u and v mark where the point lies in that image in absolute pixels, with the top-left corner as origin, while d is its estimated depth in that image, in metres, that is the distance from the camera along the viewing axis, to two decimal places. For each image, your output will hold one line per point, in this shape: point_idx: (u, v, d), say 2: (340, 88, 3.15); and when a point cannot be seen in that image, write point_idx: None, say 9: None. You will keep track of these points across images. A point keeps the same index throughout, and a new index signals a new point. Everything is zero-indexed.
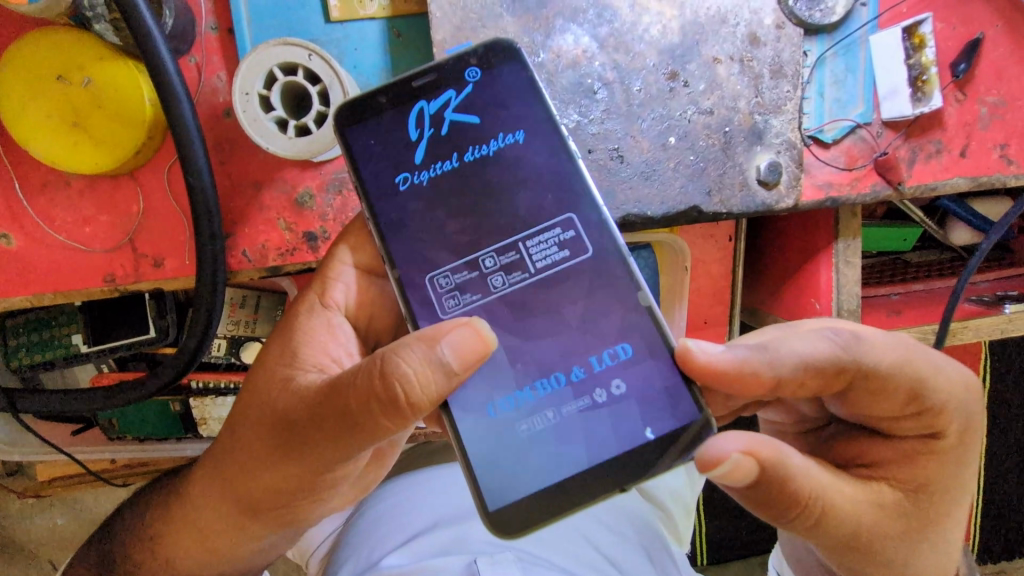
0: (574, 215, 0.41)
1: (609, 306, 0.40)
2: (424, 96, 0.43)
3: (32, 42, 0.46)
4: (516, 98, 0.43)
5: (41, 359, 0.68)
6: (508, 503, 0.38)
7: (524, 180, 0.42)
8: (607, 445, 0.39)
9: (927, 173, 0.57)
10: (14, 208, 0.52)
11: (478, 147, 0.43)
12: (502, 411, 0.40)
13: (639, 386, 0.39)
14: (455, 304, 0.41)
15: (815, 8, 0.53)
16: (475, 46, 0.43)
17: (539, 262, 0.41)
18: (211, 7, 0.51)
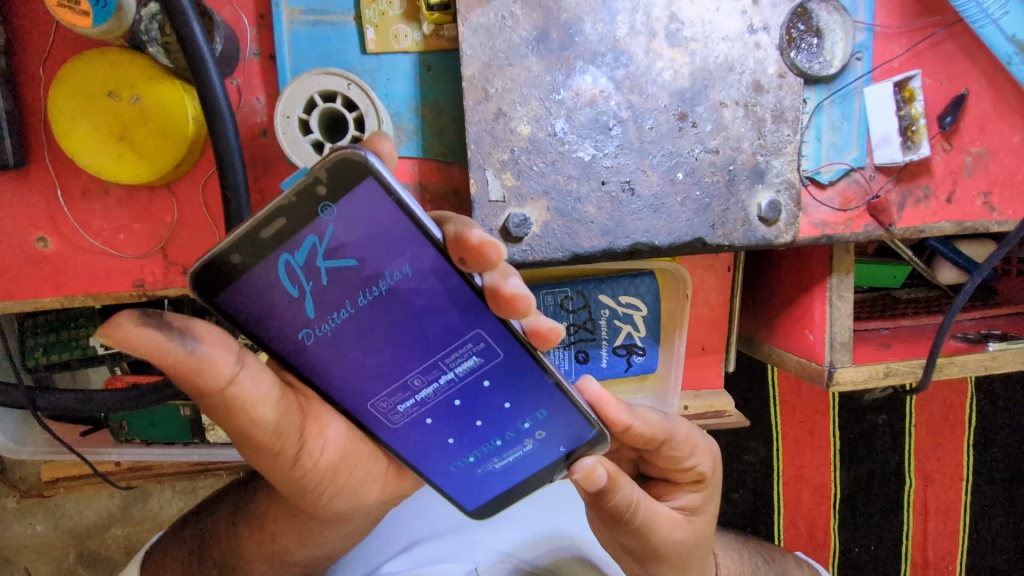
0: (482, 331, 0.40)
1: (535, 396, 0.43)
2: (284, 248, 0.34)
3: (86, 61, 0.49)
4: (389, 222, 0.35)
5: (57, 360, 0.70)
6: (481, 496, 0.47)
7: (425, 315, 0.38)
8: (550, 466, 0.46)
9: (915, 216, 0.62)
10: (52, 213, 0.55)
11: (369, 287, 0.37)
12: (457, 462, 0.45)
13: (559, 433, 0.45)
14: (402, 415, 0.42)
15: (815, 61, 0.57)
16: (315, 173, 0.33)
17: (458, 368, 0.41)
18: (255, 35, 0.55)
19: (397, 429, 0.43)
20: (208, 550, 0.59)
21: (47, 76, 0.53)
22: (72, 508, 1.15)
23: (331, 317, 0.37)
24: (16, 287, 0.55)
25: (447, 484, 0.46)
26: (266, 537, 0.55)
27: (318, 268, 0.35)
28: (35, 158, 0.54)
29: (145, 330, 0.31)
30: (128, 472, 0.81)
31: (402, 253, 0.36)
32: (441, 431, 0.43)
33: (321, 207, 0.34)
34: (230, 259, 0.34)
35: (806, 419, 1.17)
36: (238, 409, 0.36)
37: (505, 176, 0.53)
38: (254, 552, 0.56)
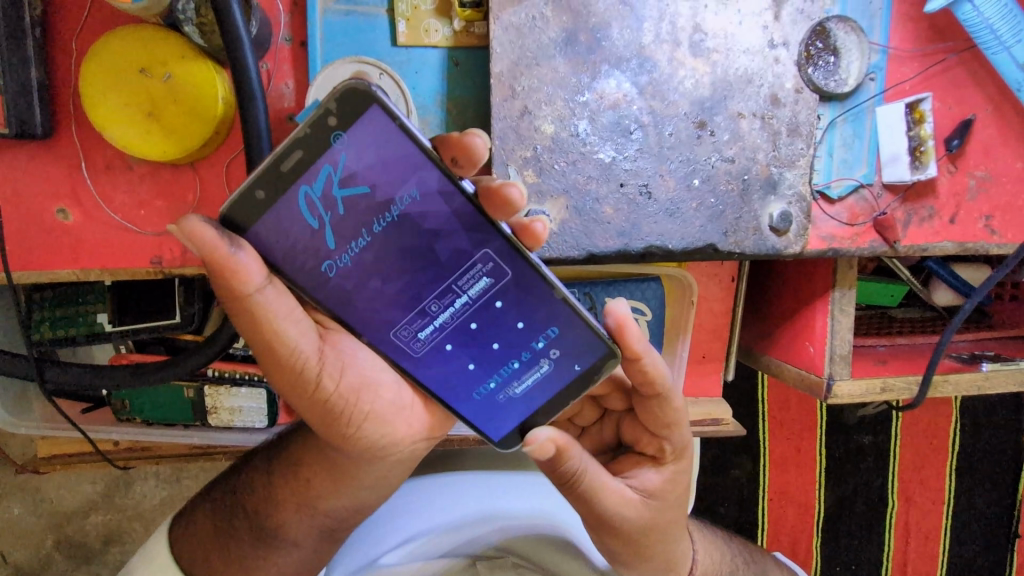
0: (490, 249, 0.41)
1: (541, 314, 0.43)
2: (302, 180, 0.36)
3: (120, 36, 0.50)
4: (395, 148, 0.37)
5: (63, 335, 0.68)
6: (503, 424, 0.46)
7: (436, 236, 0.40)
8: (566, 392, 0.45)
9: (919, 234, 0.63)
10: (75, 184, 0.55)
11: (384, 215, 0.38)
12: (480, 387, 0.45)
13: (571, 353, 0.44)
14: (423, 343, 0.43)
15: (831, 78, 0.59)
16: (325, 105, 0.35)
17: (472, 290, 0.42)
18: (288, 21, 0.56)
19: (420, 358, 0.43)
20: (239, 498, 0.61)
21: (79, 49, 0.54)
22: (53, 492, 1.14)
23: (349, 244, 0.39)
24: (33, 257, 0.55)
25: (471, 409, 0.46)
26: (302, 482, 0.57)
27: (335, 198, 0.37)
28: (62, 130, 0.54)
29: (195, 230, 0.33)
30: (125, 451, 0.81)
31: (409, 177, 0.38)
32: (463, 360, 0.44)
33: (333, 137, 0.36)
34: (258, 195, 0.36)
35: (795, 436, 1.18)
36: (263, 320, 0.37)
37: (527, 173, 0.54)
38: (286, 498, 0.58)
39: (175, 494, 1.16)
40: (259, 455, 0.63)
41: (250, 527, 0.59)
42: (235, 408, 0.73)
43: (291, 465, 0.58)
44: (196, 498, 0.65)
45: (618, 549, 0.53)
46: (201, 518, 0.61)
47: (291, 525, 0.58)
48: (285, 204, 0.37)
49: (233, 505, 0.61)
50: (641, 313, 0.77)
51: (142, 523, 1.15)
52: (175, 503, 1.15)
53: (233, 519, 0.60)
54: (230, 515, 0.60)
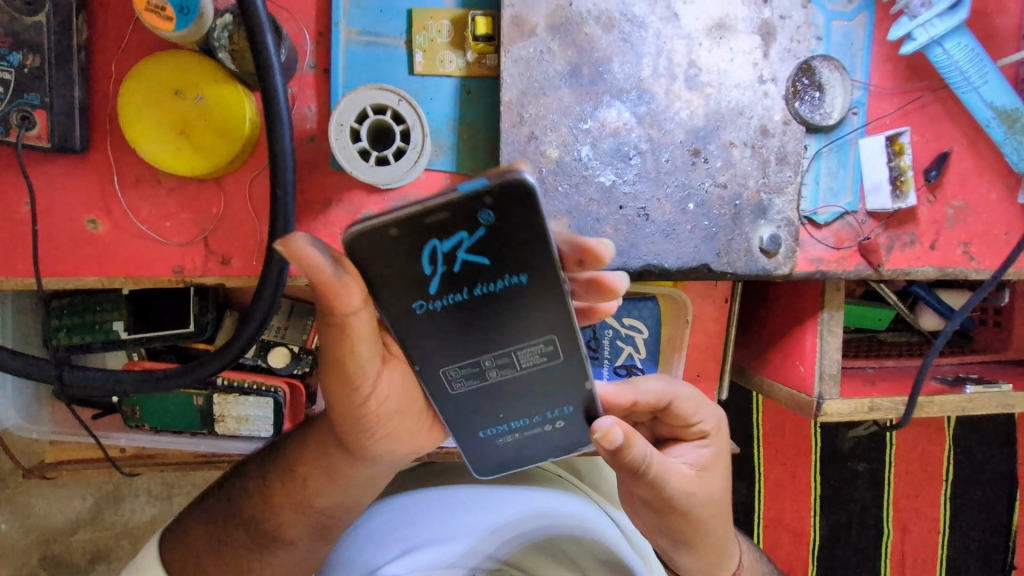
0: (556, 337, 0.42)
1: (562, 392, 0.47)
2: (436, 235, 0.36)
3: (158, 61, 0.53)
4: (530, 239, 0.37)
5: (80, 341, 0.71)
6: (486, 460, 0.51)
7: (525, 314, 0.41)
8: (555, 447, 0.51)
9: (901, 259, 0.67)
10: (105, 196, 0.58)
11: (492, 284, 0.39)
12: (486, 427, 0.48)
13: (574, 426, 0.49)
14: (461, 386, 0.45)
15: (816, 112, 0.63)
16: (488, 186, 0.35)
17: (526, 365, 0.44)
18: (313, 50, 0.60)
19: (451, 396, 0.46)
20: (235, 508, 0.64)
21: (118, 71, 0.57)
22: (48, 504, 1.14)
23: (447, 297, 0.39)
24: (62, 264, 0.58)
25: (463, 441, 0.49)
26: (297, 482, 0.61)
27: (456, 258, 0.38)
28: (97, 145, 0.58)
29: (311, 250, 0.34)
30: (132, 458, 0.83)
31: (528, 264, 0.38)
32: (477, 411, 0.47)
33: (481, 214, 0.36)
34: (386, 230, 0.36)
35: (788, 459, 1.20)
36: (344, 333, 0.40)
37: None
38: (282, 503, 0.61)
39: (166, 511, 1.15)
40: (254, 463, 0.65)
41: (248, 532, 0.63)
42: (242, 416, 0.75)
43: (283, 478, 0.61)
44: (193, 504, 0.68)
45: (693, 528, 0.59)
46: (199, 526, 0.64)
47: (288, 526, 0.62)
48: (410, 247, 0.37)
49: (230, 513, 0.64)
50: (638, 331, 0.83)
51: (133, 540, 1.15)
52: (166, 520, 1.15)
53: (230, 526, 0.63)
54: (227, 523, 0.63)
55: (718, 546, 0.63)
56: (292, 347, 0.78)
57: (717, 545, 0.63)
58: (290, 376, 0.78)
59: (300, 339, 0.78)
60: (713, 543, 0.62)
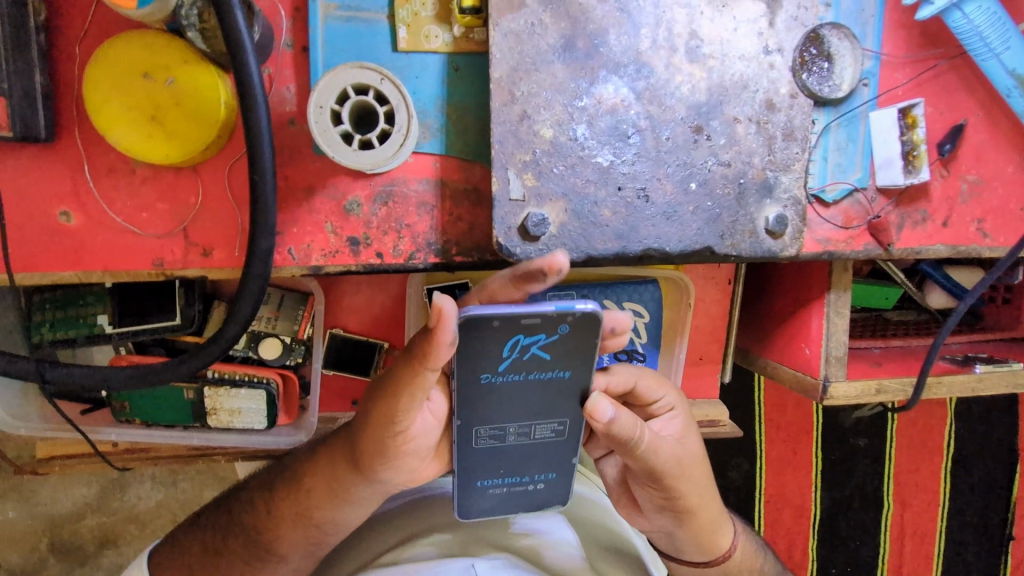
0: (568, 421, 0.56)
1: (552, 463, 0.59)
2: (523, 334, 0.48)
3: (124, 42, 0.50)
4: (578, 350, 0.51)
5: (63, 337, 0.69)
6: (475, 506, 0.61)
7: (547, 397, 0.54)
8: (531, 500, 0.62)
9: (913, 238, 0.64)
10: (77, 186, 0.55)
11: (544, 372, 0.52)
12: (484, 479, 0.59)
13: (550, 490, 0.61)
14: (482, 445, 0.56)
15: (825, 84, 0.60)
16: (575, 314, 0.48)
17: (538, 438, 0.57)
18: (290, 27, 0.57)
19: (472, 450, 0.56)
20: (237, 519, 0.67)
21: (84, 52, 0.54)
22: (46, 496, 1.13)
23: (509, 374, 0.51)
24: (36, 258, 0.56)
25: (460, 486, 0.59)
26: (302, 494, 0.64)
27: (529, 350, 0.50)
28: (66, 132, 0.55)
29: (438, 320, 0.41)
30: (124, 453, 0.81)
31: (570, 364, 0.52)
32: (483, 464, 0.58)
33: (560, 327, 0.49)
34: (489, 323, 0.47)
35: (790, 437, 1.19)
36: (416, 373, 0.47)
37: (526, 176, 0.55)
38: (285, 517, 0.65)
39: (171, 496, 1.16)
40: (261, 480, 0.69)
41: (245, 542, 0.66)
42: (235, 409, 0.73)
43: (284, 494, 0.65)
44: (192, 519, 0.72)
45: (695, 501, 0.61)
46: (199, 538, 0.68)
47: (283, 541, 0.65)
48: (503, 335, 0.48)
49: (231, 523, 0.67)
50: (639, 315, 0.79)
51: (138, 526, 1.15)
52: (172, 506, 1.15)
53: (231, 535, 0.67)
54: (227, 532, 0.67)
55: (719, 517, 0.65)
56: (282, 337, 0.75)
57: (719, 516, 0.65)
58: (282, 367, 0.77)
59: (290, 328, 0.75)
60: (717, 513, 0.64)
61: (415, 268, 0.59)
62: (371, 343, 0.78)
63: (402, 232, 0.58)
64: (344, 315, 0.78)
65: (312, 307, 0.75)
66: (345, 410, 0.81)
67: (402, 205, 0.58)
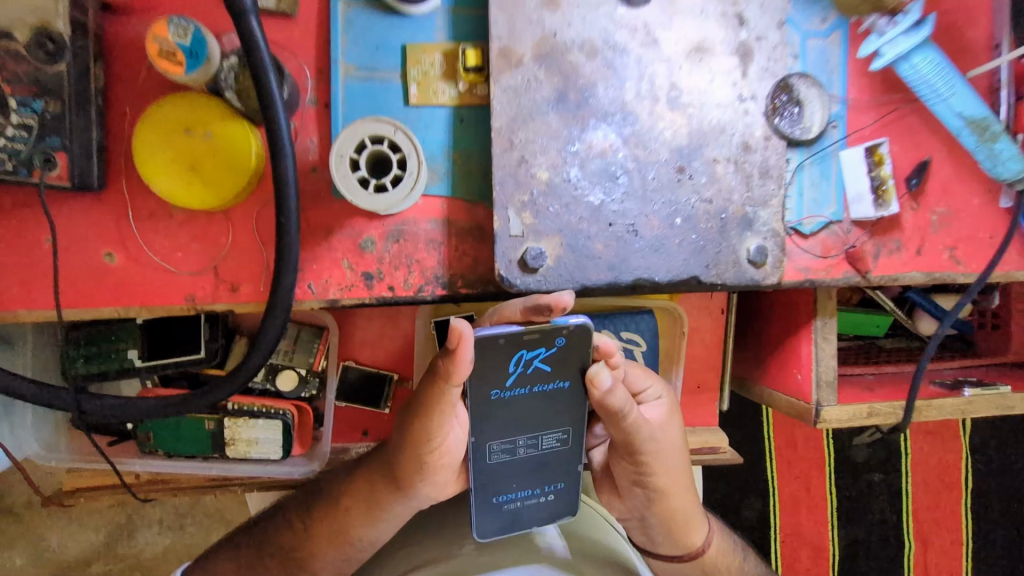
0: (571, 428, 0.60)
1: (561, 472, 0.63)
2: (525, 347, 0.54)
3: (170, 104, 0.57)
4: (574, 362, 0.56)
5: (95, 370, 0.74)
6: (491, 523, 0.63)
7: (549, 407, 0.58)
8: (544, 514, 0.65)
9: (889, 265, 0.69)
10: (121, 230, 0.62)
11: (547, 384, 0.57)
12: (499, 495, 0.62)
13: (560, 501, 0.65)
14: (495, 460, 0.60)
15: (796, 126, 0.66)
16: (570, 327, 0.54)
17: (545, 447, 0.61)
18: (314, 86, 0.64)
19: (487, 465, 0.60)
20: (270, 539, 0.73)
21: (133, 113, 0.61)
22: (52, 541, 1.15)
23: (515, 389, 0.56)
24: (81, 296, 0.61)
25: (478, 504, 0.62)
26: (340, 512, 0.70)
27: (532, 364, 0.55)
28: (114, 182, 0.61)
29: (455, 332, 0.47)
30: (147, 484, 0.84)
31: (568, 374, 0.57)
32: (497, 480, 0.61)
33: (557, 338, 0.54)
34: (496, 340, 0.52)
35: (799, 473, 1.20)
36: (444, 391, 0.52)
37: (525, 215, 0.61)
38: (321, 533, 0.70)
39: (179, 540, 1.17)
40: (296, 503, 0.75)
41: (279, 560, 0.72)
42: (252, 439, 0.77)
43: (320, 512, 0.71)
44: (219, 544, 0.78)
45: (670, 485, 0.64)
46: (234, 560, 0.73)
47: (318, 557, 0.71)
48: (508, 351, 0.53)
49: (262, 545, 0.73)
50: (636, 344, 0.82)
51: (142, 572, 1.16)
52: (177, 550, 1.17)
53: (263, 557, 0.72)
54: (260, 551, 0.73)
55: (697, 510, 0.69)
56: (299, 370, 0.80)
57: (694, 509, 0.68)
58: (297, 399, 0.81)
59: (306, 361, 0.80)
60: (693, 503, 0.68)
61: (424, 300, 0.64)
62: (383, 374, 0.81)
63: (413, 267, 0.64)
64: (357, 347, 0.82)
65: (327, 340, 0.81)
66: (355, 441, 0.84)
67: (413, 242, 0.64)
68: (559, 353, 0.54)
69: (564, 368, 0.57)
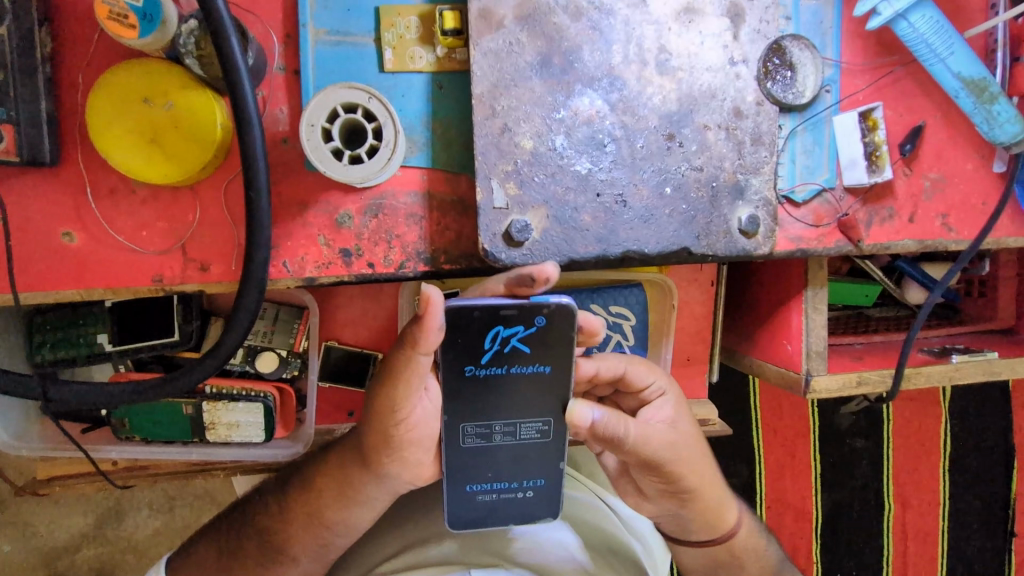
0: (550, 419, 0.58)
1: (540, 467, 0.61)
2: (501, 322, 0.53)
3: (124, 70, 0.53)
4: (554, 342, 0.55)
5: (64, 356, 0.71)
6: (465, 514, 0.62)
7: (527, 393, 0.57)
8: (519, 511, 0.63)
9: (882, 234, 0.67)
10: (79, 208, 0.58)
11: (525, 367, 0.56)
12: (473, 483, 0.61)
13: (540, 498, 0.62)
14: (470, 445, 0.59)
15: (789, 91, 0.63)
16: (550, 305, 0.53)
17: (522, 437, 0.59)
18: (281, 51, 0.60)
19: (461, 448, 0.59)
20: (251, 520, 0.72)
21: (85, 82, 0.57)
22: (38, 527, 1.13)
23: (491, 367, 0.55)
24: (41, 279, 0.58)
25: (451, 490, 0.61)
26: (314, 497, 0.68)
27: (508, 341, 0.54)
28: (68, 156, 0.57)
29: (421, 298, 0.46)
30: (125, 471, 0.82)
31: (548, 358, 0.55)
32: (472, 465, 0.60)
33: (537, 317, 0.53)
34: (470, 314, 0.52)
35: (787, 443, 1.21)
36: (409, 360, 0.51)
37: (509, 186, 0.58)
38: (297, 516, 0.69)
39: (168, 523, 1.16)
40: (274, 489, 0.73)
41: (258, 543, 0.71)
42: (233, 423, 0.75)
43: (296, 495, 0.70)
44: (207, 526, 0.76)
45: (694, 487, 0.64)
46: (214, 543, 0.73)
47: (296, 540, 0.69)
48: (484, 327, 0.53)
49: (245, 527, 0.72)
50: (625, 318, 0.81)
51: (136, 555, 1.15)
52: (169, 533, 1.15)
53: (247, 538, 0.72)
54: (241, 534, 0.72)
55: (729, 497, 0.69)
56: (279, 352, 0.77)
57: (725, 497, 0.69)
58: (278, 381, 0.79)
59: (286, 343, 0.78)
60: (723, 492, 0.68)
61: (405, 277, 0.62)
62: (366, 355, 0.79)
63: (393, 242, 0.61)
64: (339, 326, 0.80)
65: (307, 320, 0.78)
66: (342, 422, 0.82)
67: (392, 217, 0.61)
68: (537, 332, 0.53)
69: (544, 350, 0.55)
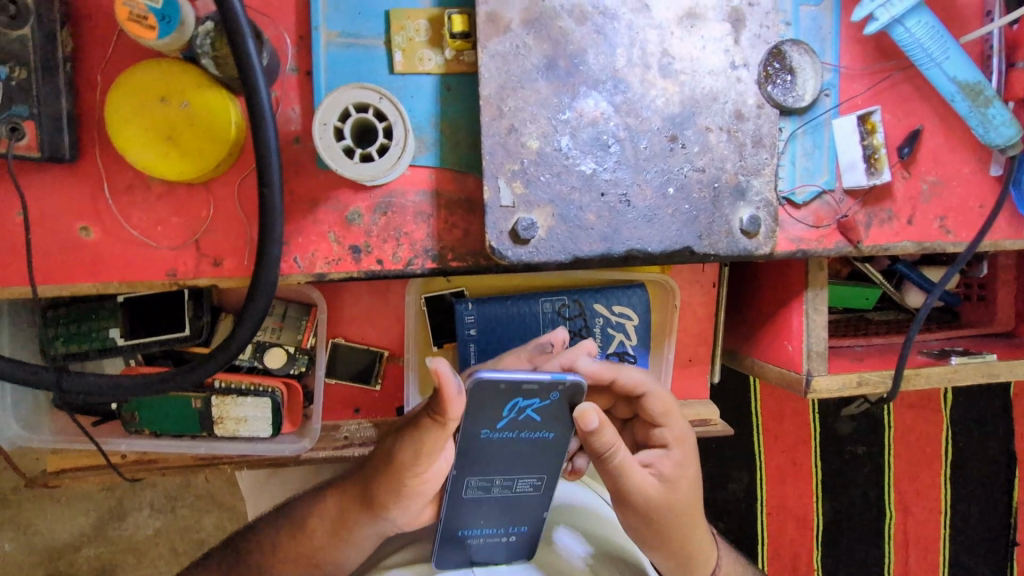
0: (545, 476, 0.64)
1: (527, 518, 0.68)
2: (520, 396, 0.56)
3: (144, 70, 0.54)
4: (562, 418, 0.59)
5: (77, 349, 0.72)
6: (456, 550, 0.69)
7: (530, 455, 0.62)
8: (502, 546, 0.70)
9: (881, 235, 0.69)
10: (96, 203, 0.59)
11: (533, 434, 0.60)
12: (466, 528, 0.67)
13: (524, 536, 0.70)
14: (469, 495, 0.64)
15: (789, 94, 0.65)
16: (565, 388, 0.57)
17: (518, 489, 0.65)
18: (294, 53, 0.62)
19: (461, 497, 0.64)
20: (245, 556, 0.73)
21: (104, 80, 0.59)
22: (41, 525, 1.14)
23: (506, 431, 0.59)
24: (57, 272, 0.59)
25: (448, 532, 0.66)
26: (308, 534, 0.71)
27: (524, 411, 0.58)
28: (86, 152, 0.59)
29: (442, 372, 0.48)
30: (133, 464, 0.83)
31: (556, 428, 0.60)
32: (469, 512, 0.65)
33: (552, 394, 0.57)
34: (497, 386, 0.55)
35: (788, 446, 1.22)
36: (431, 425, 0.54)
37: (515, 185, 0.59)
38: (289, 553, 0.71)
39: (171, 522, 1.16)
40: (268, 519, 0.75)
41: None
42: (241, 417, 0.77)
43: (291, 530, 0.72)
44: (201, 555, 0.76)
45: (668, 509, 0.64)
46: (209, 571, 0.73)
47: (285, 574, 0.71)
48: (504, 395, 0.56)
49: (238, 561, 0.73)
50: (628, 318, 0.82)
51: (136, 556, 1.16)
52: (170, 533, 1.16)
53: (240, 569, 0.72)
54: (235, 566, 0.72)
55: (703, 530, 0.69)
56: (287, 348, 0.79)
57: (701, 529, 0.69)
58: (286, 376, 0.80)
59: (294, 339, 0.79)
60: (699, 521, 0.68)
61: (413, 274, 0.63)
62: (372, 352, 0.81)
63: (401, 240, 0.62)
64: (346, 323, 0.81)
65: (315, 316, 0.79)
66: (348, 418, 0.83)
67: (401, 215, 0.62)
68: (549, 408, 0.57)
69: (552, 423, 0.60)
